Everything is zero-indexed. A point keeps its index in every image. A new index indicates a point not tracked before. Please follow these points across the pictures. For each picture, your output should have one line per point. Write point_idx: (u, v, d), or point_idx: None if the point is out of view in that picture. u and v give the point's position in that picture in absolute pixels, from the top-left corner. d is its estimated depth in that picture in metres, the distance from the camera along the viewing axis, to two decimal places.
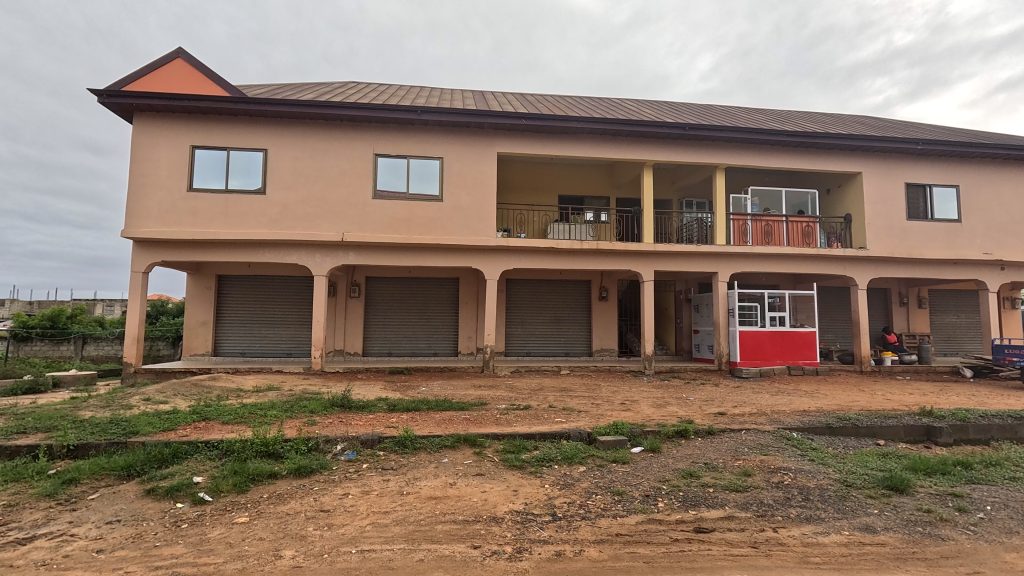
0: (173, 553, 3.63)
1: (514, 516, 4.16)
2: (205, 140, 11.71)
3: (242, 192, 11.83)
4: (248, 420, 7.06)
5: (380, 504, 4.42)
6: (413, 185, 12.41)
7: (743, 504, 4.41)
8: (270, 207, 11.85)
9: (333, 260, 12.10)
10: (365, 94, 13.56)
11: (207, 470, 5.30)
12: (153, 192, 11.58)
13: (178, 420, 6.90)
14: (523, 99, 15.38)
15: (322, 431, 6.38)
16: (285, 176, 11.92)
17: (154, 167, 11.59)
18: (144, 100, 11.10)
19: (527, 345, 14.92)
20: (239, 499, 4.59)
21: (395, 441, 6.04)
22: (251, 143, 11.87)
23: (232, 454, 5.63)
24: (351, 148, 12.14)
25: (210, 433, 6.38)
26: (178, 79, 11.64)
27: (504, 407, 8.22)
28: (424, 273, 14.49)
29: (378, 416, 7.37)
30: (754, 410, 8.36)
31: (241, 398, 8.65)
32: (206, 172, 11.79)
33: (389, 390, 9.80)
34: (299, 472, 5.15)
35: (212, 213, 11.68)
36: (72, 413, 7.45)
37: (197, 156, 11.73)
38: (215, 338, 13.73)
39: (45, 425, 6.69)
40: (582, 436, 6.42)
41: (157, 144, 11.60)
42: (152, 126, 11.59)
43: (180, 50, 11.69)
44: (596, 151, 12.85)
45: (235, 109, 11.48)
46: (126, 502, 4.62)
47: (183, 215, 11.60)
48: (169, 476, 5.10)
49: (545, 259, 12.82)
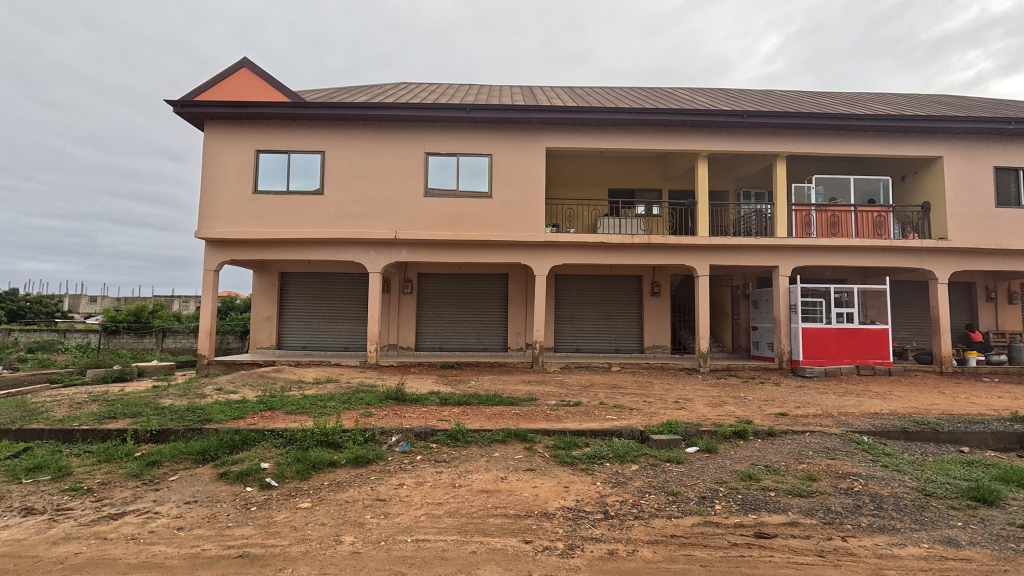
0: (244, 534, 3.88)
1: (566, 513, 4.14)
2: (269, 144, 12.34)
3: (302, 194, 12.38)
4: (310, 411, 7.40)
5: (433, 496, 4.51)
6: (463, 183, 12.56)
7: (808, 510, 4.19)
8: (327, 207, 12.34)
9: (386, 257, 12.47)
10: (417, 94, 13.83)
11: (274, 456, 5.61)
12: (222, 195, 12.33)
13: (247, 409, 7.35)
14: (572, 93, 15.19)
15: (378, 423, 6.60)
16: (341, 176, 12.37)
17: (223, 171, 12.32)
18: (214, 108, 11.87)
19: (577, 341, 14.81)
20: (302, 485, 4.84)
21: (447, 434, 6.15)
22: (310, 146, 12.40)
23: (296, 443, 5.92)
24: (403, 147, 12.44)
25: (276, 422, 6.75)
26: (244, 87, 12.31)
27: (555, 403, 8.19)
28: (474, 270, 14.67)
29: (431, 409, 7.56)
30: (819, 412, 7.93)
31: (303, 389, 9.12)
32: (269, 175, 12.41)
33: (442, 384, 9.99)
34: (357, 462, 5.36)
35: (274, 214, 12.29)
36: (155, 400, 8.09)
37: (261, 160, 12.38)
38: (279, 332, 14.53)
39: (131, 411, 7.30)
40: (633, 433, 6.30)
41: (226, 149, 12.33)
42: (221, 132, 12.32)
43: (245, 60, 12.34)
44: (647, 142, 12.52)
45: (294, 114, 12.02)
46: (202, 484, 4.98)
47: (248, 216, 12.28)
48: (239, 461, 5.45)
49: (595, 253, 12.64)
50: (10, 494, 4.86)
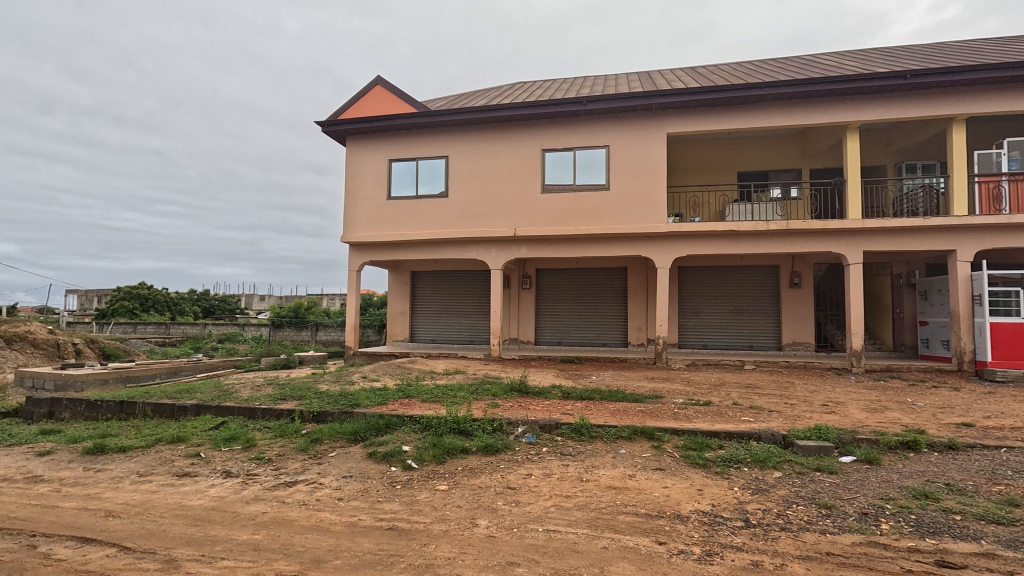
0: (392, 509, 4.29)
1: (701, 517, 3.94)
2: (400, 153, 13.40)
3: (429, 197, 13.25)
4: (442, 399, 7.94)
5: (561, 488, 4.57)
6: (581, 177, 12.49)
7: (1008, 541, 3.50)
8: (452, 208, 13.07)
9: (506, 254, 12.86)
10: (533, 93, 14.03)
11: (413, 440, 6.10)
12: (361, 203, 13.66)
13: (389, 396, 8.10)
14: (694, 73, 14.30)
15: (505, 414, 6.86)
16: (464, 178, 13.01)
17: (362, 181, 13.65)
18: (355, 125, 13.18)
19: (704, 337, 13.97)
20: (439, 469, 5.20)
21: (572, 428, 6.18)
22: (436, 152, 13.22)
23: (431, 429, 6.38)
24: (520, 145, 12.71)
25: (413, 409, 7.35)
26: (378, 104, 13.51)
27: (683, 401, 7.81)
28: (592, 264, 14.54)
29: (554, 403, 7.66)
30: (1018, 424, 6.56)
31: (435, 379, 9.80)
32: (400, 181, 13.48)
33: (563, 378, 10.08)
34: (487, 450, 5.62)
35: (406, 217, 13.33)
36: (315, 385, 9.28)
37: (393, 168, 13.49)
38: (412, 327, 15.75)
39: (297, 394, 8.45)
40: (775, 438, 5.77)
41: (364, 161, 13.63)
42: (360, 146, 13.65)
43: (378, 78, 13.52)
44: (783, 117, 11.35)
45: (421, 123, 12.90)
46: (356, 461, 5.59)
47: (384, 221, 13.46)
48: (385, 442, 6.03)
49: (724, 243, 11.78)
50: (214, 459, 5.91)
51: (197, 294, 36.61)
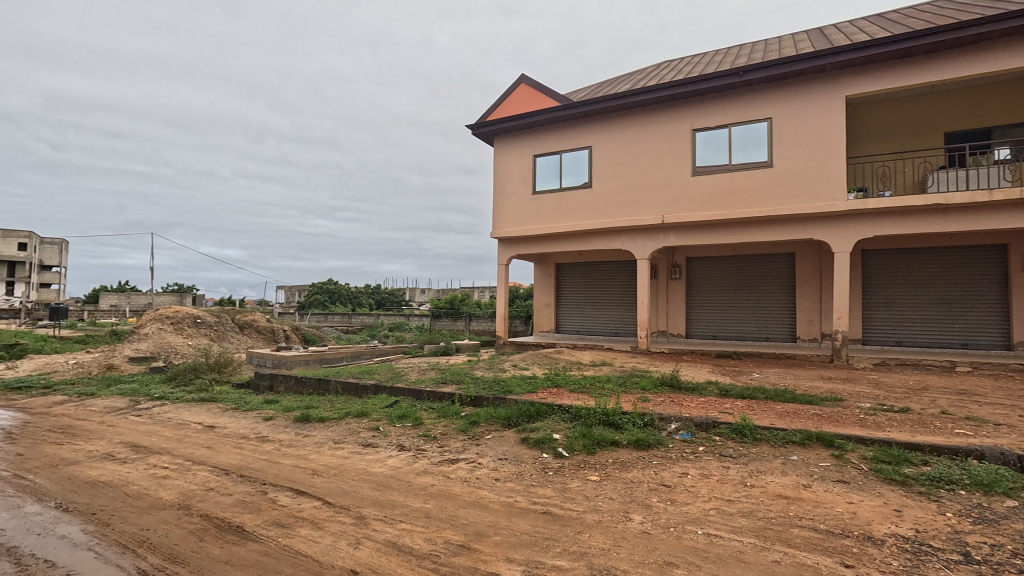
0: (546, 494, 4.44)
1: (901, 542, 3.36)
2: (543, 148, 13.66)
3: (573, 189, 13.31)
4: (590, 390, 7.96)
5: (722, 491, 4.27)
6: (737, 155, 11.43)
7: None
8: (596, 199, 12.96)
9: (654, 243, 12.35)
10: (680, 70, 13.22)
11: (563, 429, 6.23)
12: (508, 199, 14.27)
13: (538, 384, 8.38)
14: (882, 20, 12.11)
15: (656, 409, 6.63)
16: (608, 167, 12.79)
17: (508, 178, 14.24)
18: (501, 125, 13.87)
19: (897, 332, 11.84)
20: (590, 459, 5.23)
21: (732, 428, 5.73)
22: (579, 143, 13.21)
23: (580, 419, 6.44)
24: (667, 128, 12.07)
25: (562, 398, 7.50)
26: (522, 102, 13.93)
27: (870, 406, 6.73)
28: (752, 250, 13.24)
29: (710, 400, 7.18)
30: None
31: (582, 370, 9.87)
32: (544, 175, 13.75)
33: (719, 374, 9.40)
34: (638, 444, 5.49)
35: (550, 210, 13.57)
36: (471, 371, 10.01)
37: (537, 163, 13.81)
38: (558, 318, 16.04)
39: (456, 379, 9.20)
40: (1006, 458, 4.66)
41: (510, 159, 14.20)
42: (506, 145, 14.25)
43: (522, 77, 13.94)
44: (1015, 57, 9.02)
45: (564, 115, 13.00)
46: (510, 445, 5.90)
47: (529, 215, 13.89)
48: (536, 429, 6.25)
49: (926, 220, 9.81)
50: (390, 433, 6.73)
51: (372, 288, 41.88)
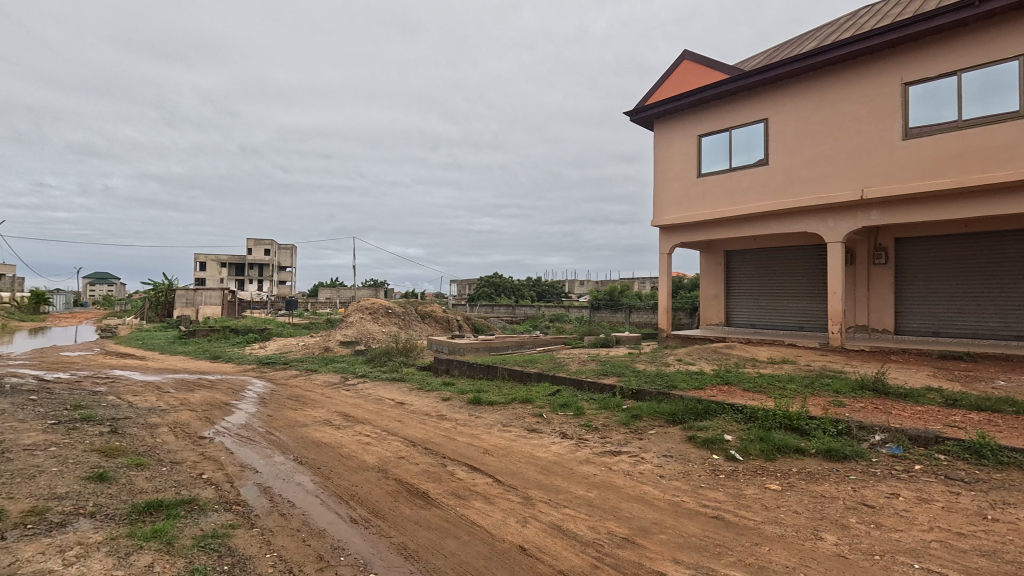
0: (717, 498, 4.17)
1: None
2: (710, 126, 12.64)
3: (745, 168, 12.08)
4: (769, 390, 7.18)
5: (949, 521, 3.51)
6: (973, 108, 9.10)
7: None
8: (774, 176, 11.56)
9: (850, 223, 10.58)
10: (885, 14, 11.05)
11: (736, 430, 5.74)
12: (671, 184, 13.54)
13: (707, 381, 7.83)
14: None
15: (854, 415, 5.71)
16: (789, 139, 11.32)
17: (671, 162, 13.51)
18: (661, 107, 13.33)
19: None
20: (769, 466, 4.74)
21: (963, 447, 4.66)
22: (753, 116, 11.93)
23: (757, 421, 5.86)
24: (868, 85, 10.19)
25: (734, 397, 6.90)
26: (686, 79, 13.11)
27: None
28: (994, 225, 10.49)
29: (931, 410, 5.92)
30: None
31: (758, 367, 8.94)
32: (711, 156, 12.72)
33: (943, 380, 7.69)
34: (830, 455, 4.80)
35: (719, 193, 12.51)
36: (633, 364, 9.79)
37: (703, 144, 12.84)
38: (728, 310, 14.76)
39: (618, 371, 9.09)
40: None
41: (672, 142, 13.45)
42: (667, 127, 13.54)
43: (685, 52, 13.11)
44: None
45: (734, 88, 11.87)
46: (675, 442, 5.64)
47: (694, 200, 12.99)
48: (704, 428, 5.87)
49: None
50: (553, 421, 6.96)
51: (533, 279, 43.53)
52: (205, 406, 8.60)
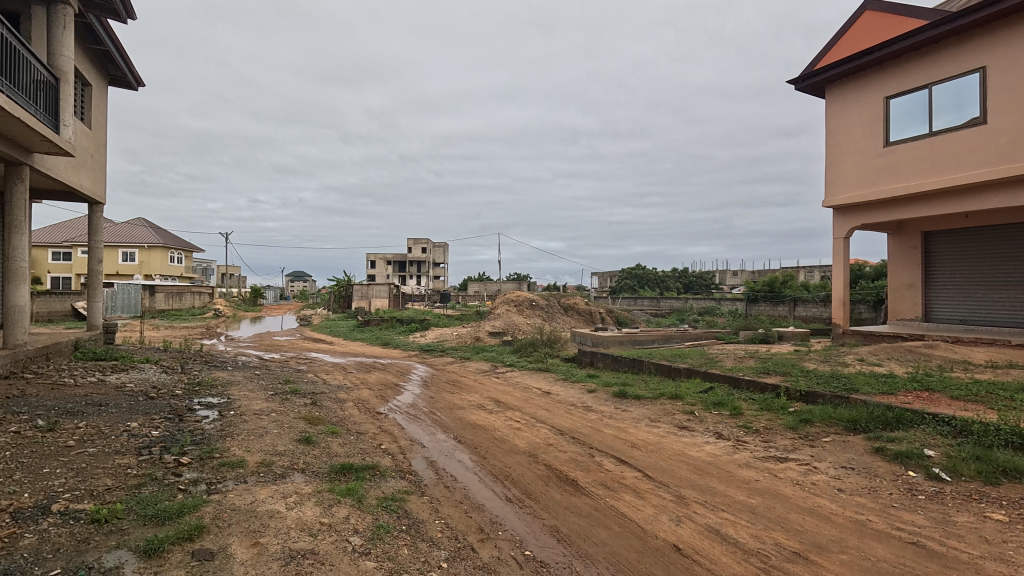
0: (915, 522, 3.61)
1: None
2: (901, 85, 10.68)
3: (951, 130, 9.91)
4: (988, 400, 5.88)
5: None
6: None
7: None
8: (994, 137, 9.27)
9: None
10: None
11: (940, 445, 4.84)
12: (849, 157, 11.73)
13: (898, 385, 6.70)
14: None
15: None
16: (1018, 89, 9.00)
17: (848, 132, 11.74)
18: (834, 69, 11.70)
19: None
20: (989, 492, 3.93)
21: None
22: (964, 66, 9.73)
23: (970, 437, 4.86)
24: None
25: (938, 406, 5.80)
26: (869, 33, 11.28)
27: None
28: None
29: None
30: None
31: (971, 372, 7.36)
32: (903, 120, 10.73)
33: None
34: None
35: (912, 163, 10.48)
36: (800, 363, 8.76)
37: (892, 107, 10.91)
38: (927, 303, 12.38)
39: (781, 369, 8.23)
40: None
41: (850, 109, 11.70)
42: (845, 92, 11.80)
43: (868, 2, 11.29)
44: None
45: (936, 35, 9.85)
46: (857, 453, 4.96)
47: (881, 173, 11.06)
48: (896, 440, 5.04)
49: None
50: (706, 419, 6.58)
51: (680, 271, 41.29)
52: (379, 386, 9.85)
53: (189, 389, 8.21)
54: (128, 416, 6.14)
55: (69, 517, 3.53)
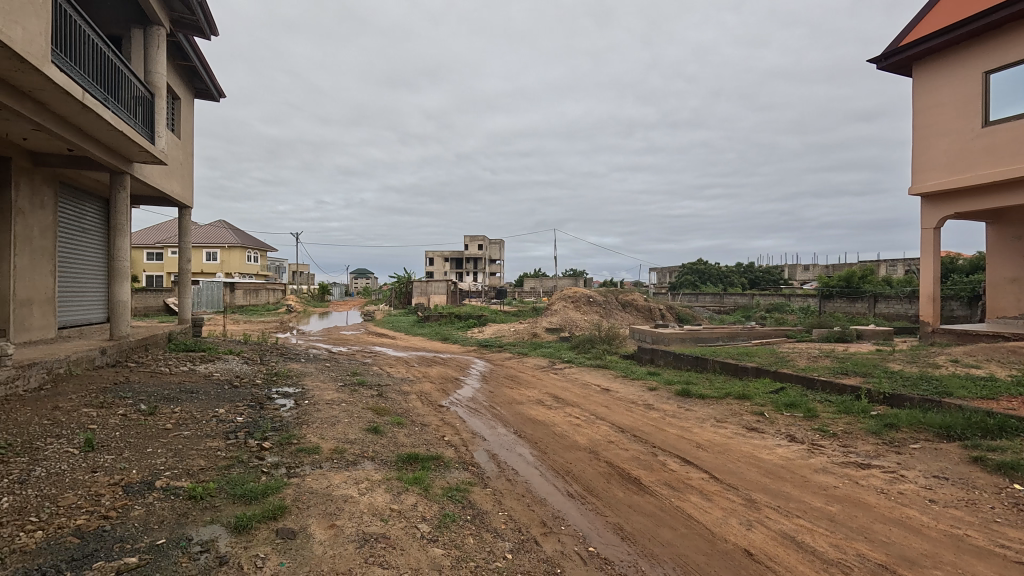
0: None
1: None
2: (1004, 58, 9.60)
3: None
4: None
5: None
6: None
7: None
8: None
9: None
10: None
11: None
12: (940, 140, 10.72)
13: (1000, 390, 6.08)
14: None
15: None
16: None
17: (939, 112, 10.72)
18: (922, 44, 10.73)
19: None
20: None
21: None
22: None
23: None
24: None
25: None
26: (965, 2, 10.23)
27: None
28: None
29: None
30: None
31: None
32: (1005, 97, 9.64)
33: None
34: None
35: (1015, 144, 9.39)
36: (883, 363, 8.15)
37: (992, 82, 9.83)
38: None
39: (861, 370, 7.69)
40: None
41: (942, 86, 10.67)
42: (937, 68, 10.78)
43: None
44: None
45: None
46: (952, 462, 4.56)
47: (977, 158, 10.02)
48: (999, 449, 4.59)
49: None
50: (777, 421, 6.27)
51: (746, 266, 39.47)
52: (440, 379, 10.13)
53: (268, 379, 8.80)
54: (216, 402, 6.66)
55: (171, 492, 3.89)
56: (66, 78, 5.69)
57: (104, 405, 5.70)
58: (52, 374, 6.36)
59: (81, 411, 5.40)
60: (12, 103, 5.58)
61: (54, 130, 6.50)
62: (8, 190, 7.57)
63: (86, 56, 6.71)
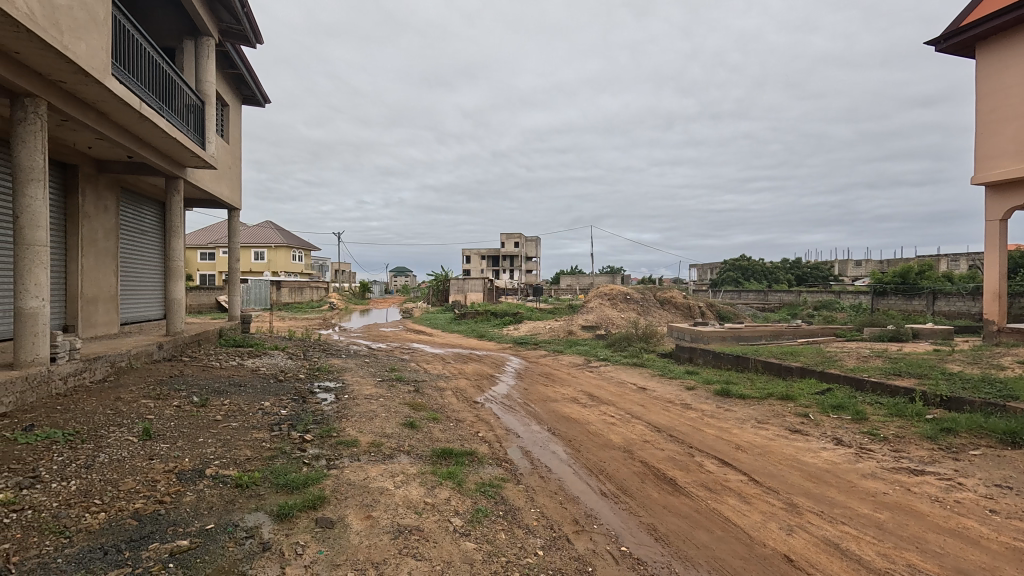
0: None
1: None
2: None
3: None
4: None
5: None
6: None
7: None
8: None
9: None
10: None
11: None
12: (1009, 125, 9.96)
13: None
14: None
15: None
16: None
17: (1006, 95, 9.99)
18: (986, 23, 10.00)
19: None
20: None
21: None
22: None
23: None
24: None
25: None
26: None
27: None
28: None
29: None
30: None
31: None
32: None
33: None
34: None
35: None
36: (941, 364, 7.68)
37: None
38: None
39: (917, 371, 7.28)
40: None
41: (1009, 68, 9.93)
42: (1002, 48, 10.06)
43: None
44: None
45: None
46: (1016, 470, 4.27)
47: None
48: None
49: None
50: (823, 423, 6.02)
51: (792, 263, 37.93)
52: (476, 376, 10.24)
53: (310, 374, 9.13)
54: (262, 395, 6.97)
55: (219, 480, 4.10)
56: (125, 90, 6.05)
57: (160, 397, 6.06)
58: (115, 367, 6.81)
59: (141, 402, 5.76)
60: (77, 114, 6.00)
61: (114, 138, 6.93)
62: (75, 195, 8.14)
63: (142, 68, 7.12)
